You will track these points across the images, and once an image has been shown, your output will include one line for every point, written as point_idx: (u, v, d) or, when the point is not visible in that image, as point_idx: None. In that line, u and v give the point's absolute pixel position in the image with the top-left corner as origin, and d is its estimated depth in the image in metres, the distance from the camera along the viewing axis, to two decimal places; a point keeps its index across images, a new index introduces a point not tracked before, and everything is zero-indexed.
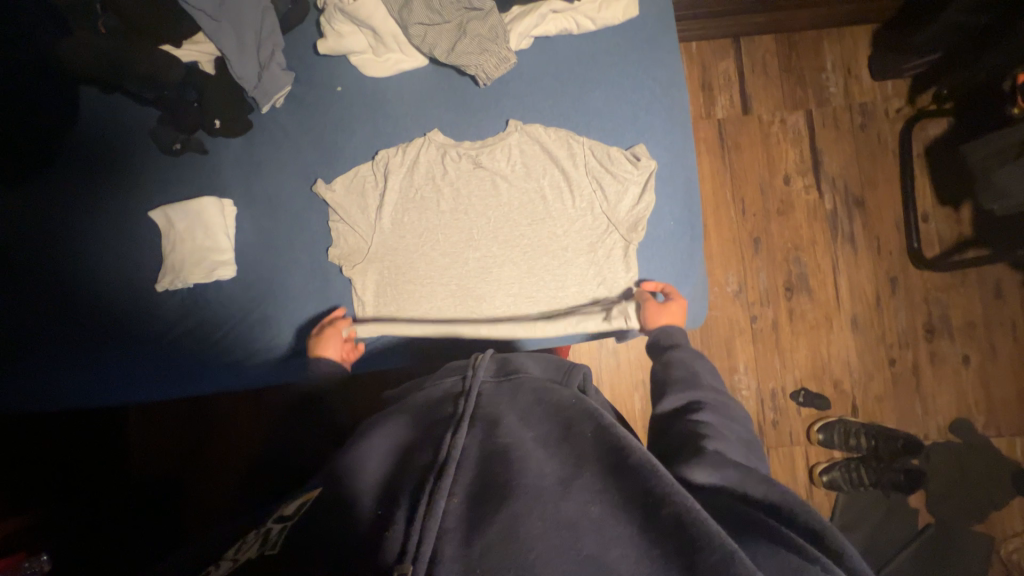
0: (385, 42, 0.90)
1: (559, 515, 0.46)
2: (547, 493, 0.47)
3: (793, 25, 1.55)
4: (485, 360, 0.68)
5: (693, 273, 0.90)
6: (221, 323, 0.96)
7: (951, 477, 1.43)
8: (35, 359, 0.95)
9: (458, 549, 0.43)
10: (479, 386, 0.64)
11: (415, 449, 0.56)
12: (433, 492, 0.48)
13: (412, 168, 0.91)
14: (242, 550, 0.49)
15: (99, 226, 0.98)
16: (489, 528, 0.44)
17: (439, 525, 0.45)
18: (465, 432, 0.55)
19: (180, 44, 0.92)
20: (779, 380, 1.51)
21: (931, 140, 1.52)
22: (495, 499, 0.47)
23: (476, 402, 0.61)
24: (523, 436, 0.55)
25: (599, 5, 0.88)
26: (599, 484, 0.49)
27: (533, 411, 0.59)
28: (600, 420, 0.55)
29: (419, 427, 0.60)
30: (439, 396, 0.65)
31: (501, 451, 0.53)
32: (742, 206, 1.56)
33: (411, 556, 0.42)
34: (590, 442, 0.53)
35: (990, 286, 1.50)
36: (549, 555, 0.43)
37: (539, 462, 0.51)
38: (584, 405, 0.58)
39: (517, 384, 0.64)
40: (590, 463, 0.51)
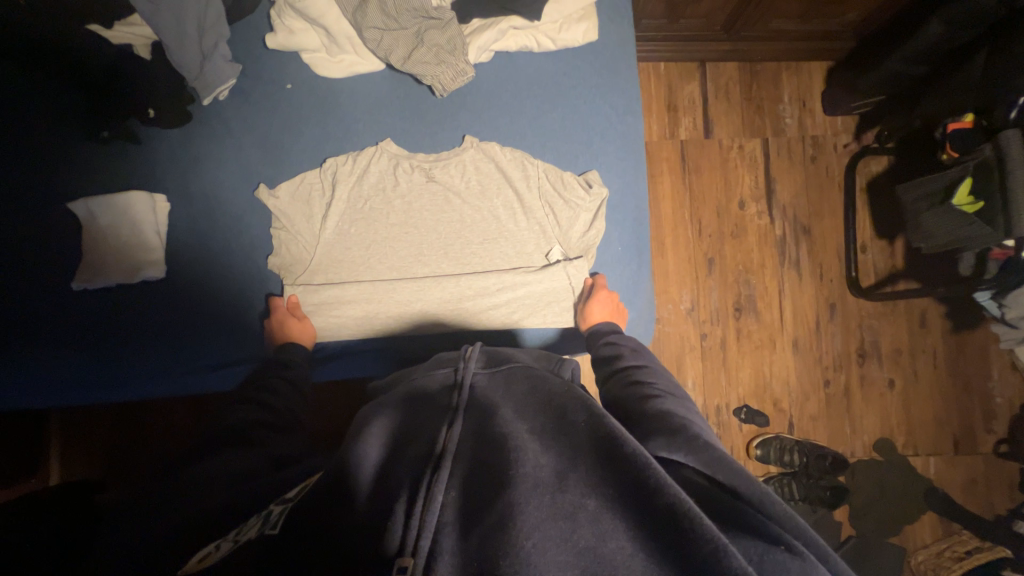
0: (339, 42, 0.87)
1: (555, 506, 0.43)
2: (542, 484, 0.44)
3: (755, 55, 1.61)
4: (474, 352, 0.66)
5: (638, 299, 0.91)
6: (144, 325, 0.89)
7: (873, 492, 1.53)
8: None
9: (456, 543, 0.42)
10: (473, 379, 0.62)
11: (409, 439, 0.54)
12: (431, 485, 0.46)
13: (362, 178, 0.88)
14: (243, 531, 0.49)
15: (8, 209, 0.89)
16: (485, 520, 0.42)
17: (438, 518, 0.44)
18: (460, 424, 0.53)
19: (111, 25, 0.85)
20: (724, 396, 1.57)
21: (872, 176, 1.62)
22: (492, 491, 0.45)
23: (470, 394, 0.59)
24: (517, 425, 0.52)
25: (560, 27, 0.88)
26: (594, 474, 0.45)
27: (529, 399, 0.56)
28: (592, 406, 0.51)
29: (411, 418, 0.58)
30: (434, 387, 0.63)
31: (496, 441, 0.50)
32: (698, 227, 1.61)
33: (411, 551, 0.41)
34: (582, 429, 0.49)
35: (917, 316, 1.62)
36: (547, 547, 0.40)
37: (533, 451, 0.48)
38: (576, 393, 0.54)
39: (512, 373, 0.62)
40: (584, 451, 0.47)
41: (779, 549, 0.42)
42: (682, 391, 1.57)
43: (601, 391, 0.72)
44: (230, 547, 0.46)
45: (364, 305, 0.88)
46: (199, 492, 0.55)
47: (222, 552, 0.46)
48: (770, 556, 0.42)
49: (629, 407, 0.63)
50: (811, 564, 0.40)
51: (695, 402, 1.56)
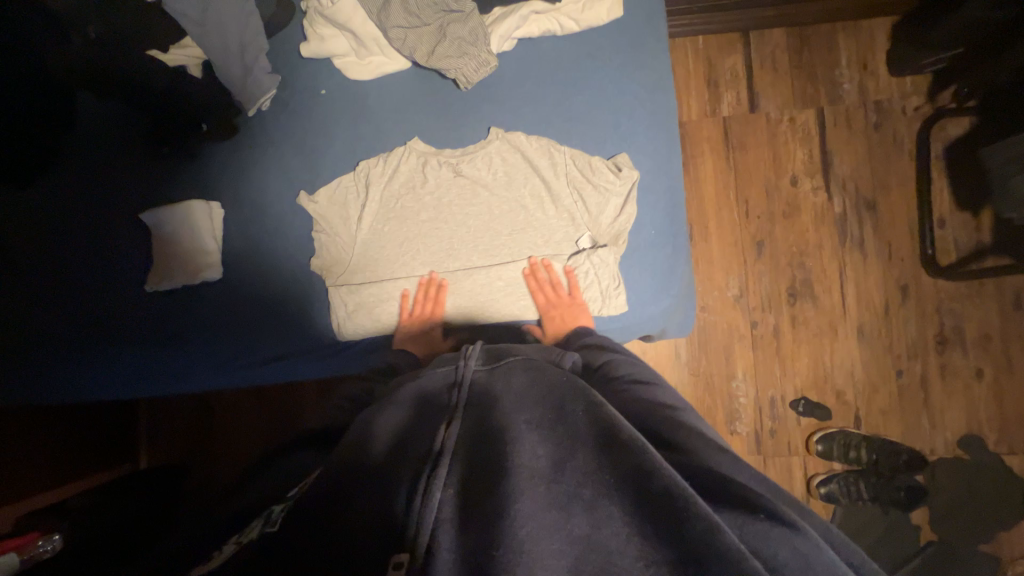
0: (366, 45, 0.90)
1: (551, 496, 0.45)
2: (539, 474, 0.46)
3: (806, 18, 1.48)
4: (475, 351, 0.70)
5: (674, 286, 0.87)
6: (206, 322, 0.97)
7: (958, 494, 1.38)
8: (36, 351, 0.98)
9: (454, 539, 0.44)
10: (471, 376, 0.64)
11: (415, 433, 0.57)
12: (429, 482, 0.49)
13: (392, 177, 0.91)
14: (246, 533, 0.53)
15: (93, 222, 1.00)
16: (486, 512, 0.44)
17: (436, 514, 0.46)
18: (459, 422, 0.56)
19: (167, 49, 0.94)
20: (779, 388, 1.47)
21: (951, 141, 1.44)
22: (491, 483, 0.47)
23: (469, 391, 0.62)
24: (516, 416, 0.54)
25: (583, 6, 0.86)
26: (592, 463, 0.47)
27: (527, 390, 0.58)
28: (590, 398, 0.54)
29: (416, 413, 0.61)
30: (435, 383, 0.66)
31: (496, 434, 0.52)
32: (745, 208, 1.51)
33: (410, 544, 0.44)
34: (581, 421, 0.52)
35: (1011, 297, 1.42)
36: (541, 536, 0.42)
37: (531, 441, 0.50)
38: (577, 385, 0.56)
39: (510, 367, 0.65)
40: (581, 443, 0.49)
41: (761, 518, 0.41)
42: (731, 383, 1.48)
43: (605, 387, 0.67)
44: (231, 550, 0.50)
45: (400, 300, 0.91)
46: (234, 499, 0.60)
47: (225, 554, 0.50)
48: (752, 524, 0.41)
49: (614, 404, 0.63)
50: (807, 538, 0.40)
51: (745, 394, 1.47)
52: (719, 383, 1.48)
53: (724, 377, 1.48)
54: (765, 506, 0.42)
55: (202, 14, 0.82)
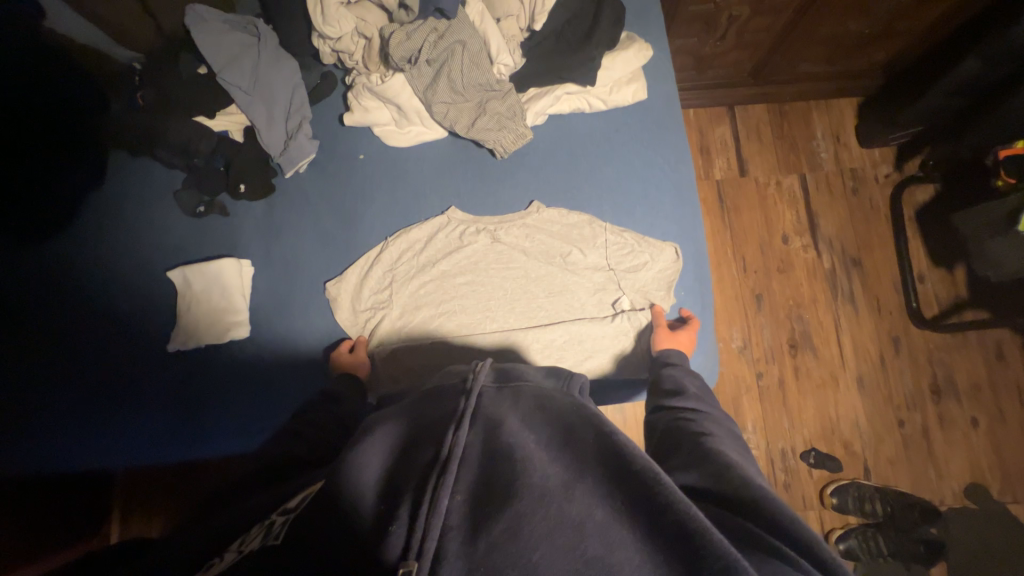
0: (409, 116, 0.95)
1: (561, 516, 0.43)
2: (552, 493, 0.44)
3: (783, 97, 1.66)
4: (486, 365, 0.63)
5: (706, 346, 0.89)
6: (225, 385, 0.93)
7: (972, 547, 1.38)
8: (36, 426, 0.93)
9: (462, 547, 0.42)
10: (480, 390, 0.57)
11: (416, 445, 0.52)
12: (436, 489, 0.45)
13: (430, 242, 0.95)
14: (247, 542, 0.50)
15: (117, 280, 0.99)
16: (493, 525, 0.42)
17: (443, 522, 0.43)
18: (468, 426, 0.51)
19: (214, 115, 0.97)
20: (789, 440, 1.48)
21: (920, 205, 1.59)
22: (498, 500, 0.44)
23: (476, 403, 0.55)
24: (526, 438, 0.50)
25: (610, 89, 0.95)
26: (602, 487, 0.46)
27: (536, 412, 0.54)
28: (602, 424, 0.51)
29: (416, 425, 0.55)
30: (441, 393, 0.59)
31: (504, 451, 0.48)
32: (742, 264, 1.60)
33: (414, 554, 0.41)
34: (593, 446, 0.49)
35: (991, 348, 1.52)
36: (553, 557, 0.40)
37: (542, 459, 0.47)
38: (584, 407, 0.54)
39: (520, 390, 0.58)
40: (591, 469, 0.47)
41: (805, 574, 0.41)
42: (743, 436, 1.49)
43: (651, 420, 0.72)
44: (233, 558, 0.48)
45: (436, 362, 0.90)
46: (237, 512, 0.57)
47: (227, 561, 0.48)
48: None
49: (671, 442, 0.64)
50: None
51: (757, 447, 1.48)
52: None
53: None
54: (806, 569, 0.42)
55: (253, 85, 0.92)
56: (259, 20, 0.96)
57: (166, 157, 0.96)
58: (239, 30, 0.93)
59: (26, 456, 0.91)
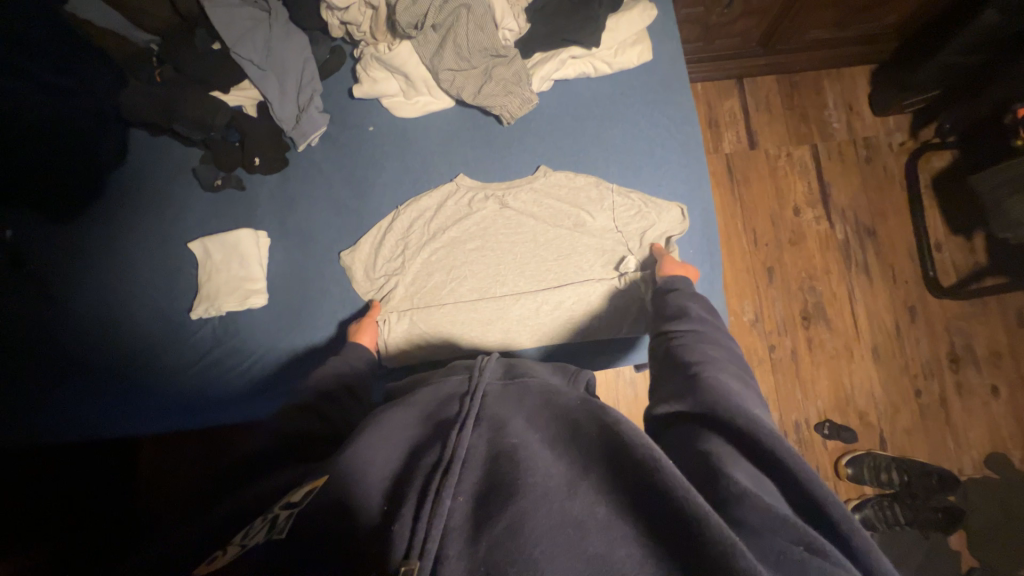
0: (416, 86, 0.97)
1: (563, 514, 0.43)
2: (553, 491, 0.45)
3: (793, 67, 1.64)
4: (490, 364, 0.67)
5: (714, 303, 0.89)
6: (246, 352, 0.96)
7: (993, 515, 1.36)
8: (59, 392, 0.97)
9: (464, 547, 0.42)
10: (484, 388, 0.61)
11: (423, 447, 0.54)
12: (438, 490, 0.46)
13: (439, 210, 0.97)
14: (249, 535, 0.50)
15: (140, 256, 1.03)
16: (495, 525, 0.43)
17: (446, 522, 0.44)
18: (472, 428, 0.53)
19: (229, 89, 1.01)
20: (803, 412, 1.47)
21: (936, 172, 1.56)
22: (500, 497, 0.45)
23: (480, 403, 0.58)
24: (529, 436, 0.52)
25: (615, 52, 0.96)
26: (604, 484, 0.46)
27: (540, 412, 0.57)
28: (604, 420, 0.52)
29: (425, 428, 0.58)
30: (447, 395, 0.63)
31: (507, 452, 0.50)
32: (753, 237, 1.59)
33: (416, 555, 0.41)
34: (596, 444, 0.50)
35: (1012, 315, 1.49)
36: (554, 554, 0.41)
37: (545, 459, 0.49)
38: (589, 407, 0.56)
39: (525, 389, 0.62)
40: (595, 466, 0.48)
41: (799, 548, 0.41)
42: None
43: (652, 343, 0.73)
44: (236, 551, 0.48)
45: (448, 325, 0.92)
46: (241, 499, 0.56)
47: (229, 555, 0.47)
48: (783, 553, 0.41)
49: (672, 365, 0.65)
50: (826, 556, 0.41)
51: (770, 418, 1.47)
52: None
53: None
54: (801, 537, 0.42)
55: (265, 60, 0.95)
56: None
57: (184, 131, 0.99)
58: (251, 6, 0.95)
59: (59, 429, 0.95)
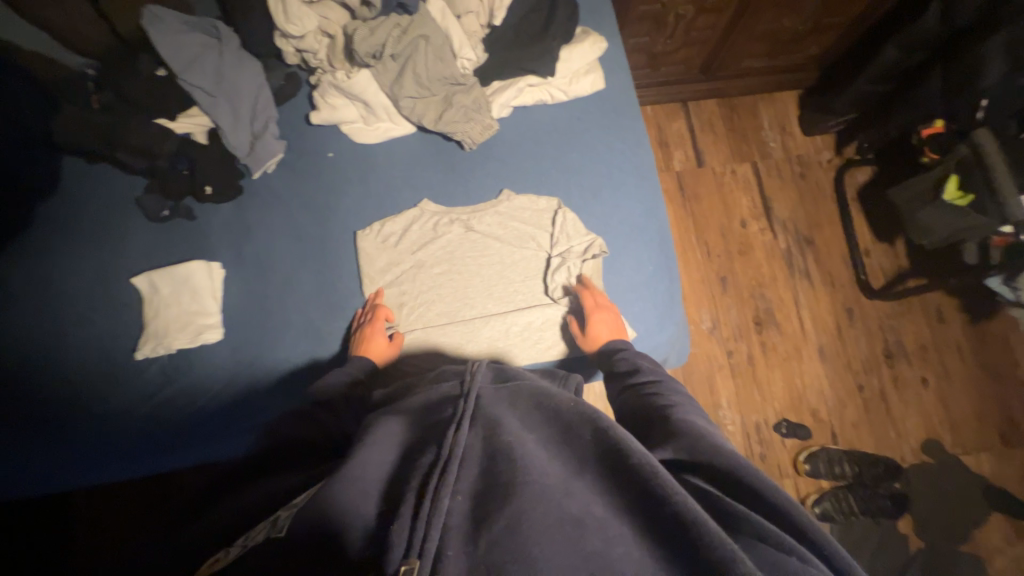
0: (376, 112, 0.97)
1: (561, 512, 0.44)
2: (551, 489, 0.46)
3: (731, 92, 1.77)
4: (482, 367, 0.67)
5: (675, 317, 0.94)
6: (203, 390, 0.90)
7: (932, 497, 1.48)
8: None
9: (463, 546, 0.42)
10: (479, 390, 0.61)
11: (419, 450, 0.54)
12: (436, 490, 0.46)
13: (404, 235, 0.96)
14: (252, 536, 0.47)
15: (75, 292, 0.95)
16: (494, 523, 0.43)
17: (444, 522, 0.44)
18: (469, 429, 0.54)
19: (175, 117, 0.96)
20: (761, 413, 1.55)
21: (860, 185, 1.72)
22: (498, 497, 0.45)
23: (476, 404, 0.58)
24: (525, 437, 0.52)
25: (569, 80, 1.00)
26: (599, 486, 0.48)
27: (533, 414, 0.58)
28: (596, 420, 0.53)
29: (419, 432, 0.58)
30: (441, 400, 0.63)
31: (503, 452, 0.50)
32: (706, 249, 1.68)
33: (416, 552, 0.41)
34: (589, 443, 0.52)
35: (933, 312, 1.65)
36: (553, 552, 0.41)
37: (542, 460, 0.50)
38: (578, 405, 0.56)
39: (517, 391, 0.62)
40: (589, 465, 0.50)
41: (791, 559, 0.42)
42: (718, 412, 1.55)
43: (619, 403, 0.73)
44: (237, 552, 0.44)
45: (417, 351, 0.90)
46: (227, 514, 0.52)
47: (230, 556, 0.44)
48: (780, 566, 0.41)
49: (644, 417, 0.65)
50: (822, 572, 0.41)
51: (732, 421, 1.54)
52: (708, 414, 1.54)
53: (711, 407, 1.55)
54: (792, 548, 0.42)
55: (215, 86, 0.92)
56: (220, 21, 0.96)
57: (126, 159, 0.94)
58: (199, 32, 0.93)
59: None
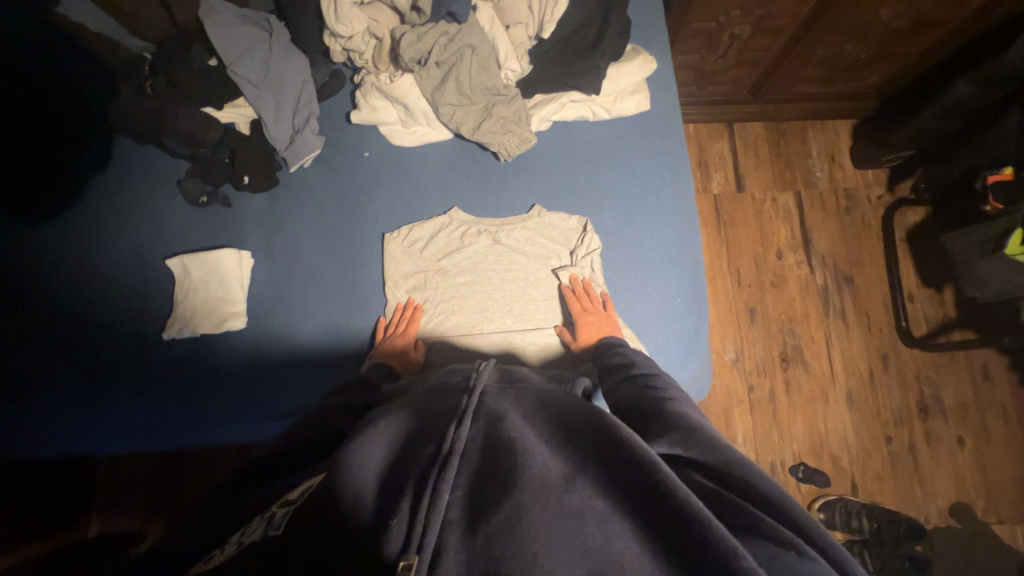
0: (415, 117, 0.97)
1: (561, 506, 0.42)
2: (550, 485, 0.44)
3: (780, 116, 1.70)
4: (489, 367, 0.62)
5: (699, 352, 0.90)
6: (223, 375, 0.92)
7: (956, 564, 1.39)
8: (34, 399, 0.92)
9: (462, 539, 0.42)
10: (484, 386, 0.58)
11: (417, 442, 0.51)
12: (435, 483, 0.45)
13: (431, 241, 0.96)
14: (247, 533, 0.47)
15: (114, 267, 0.99)
16: (493, 519, 0.42)
17: (444, 515, 0.43)
18: (469, 421, 0.51)
19: (223, 106, 0.99)
20: (778, 453, 1.49)
21: (911, 226, 1.63)
22: (497, 492, 0.44)
23: (479, 398, 0.55)
24: (528, 433, 0.49)
25: (614, 99, 0.98)
26: (603, 482, 0.45)
27: (538, 410, 0.54)
28: (602, 417, 0.49)
29: (418, 422, 0.55)
30: (444, 389, 0.60)
31: (504, 446, 0.48)
32: (737, 277, 1.62)
33: (415, 548, 0.41)
34: (594, 441, 0.48)
35: (978, 368, 1.55)
36: (552, 549, 0.40)
37: (543, 454, 0.47)
38: (587, 406, 0.52)
39: (523, 391, 0.58)
40: (593, 460, 0.46)
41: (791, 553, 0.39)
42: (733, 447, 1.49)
43: (616, 394, 0.67)
44: (231, 551, 0.45)
45: (432, 360, 0.90)
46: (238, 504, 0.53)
47: (226, 553, 0.45)
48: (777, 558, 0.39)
49: (642, 409, 0.60)
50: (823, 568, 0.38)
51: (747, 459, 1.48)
52: None
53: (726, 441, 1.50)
54: (787, 539, 0.39)
55: (262, 79, 0.93)
56: (274, 17, 0.98)
57: (173, 145, 0.97)
58: (252, 26, 0.94)
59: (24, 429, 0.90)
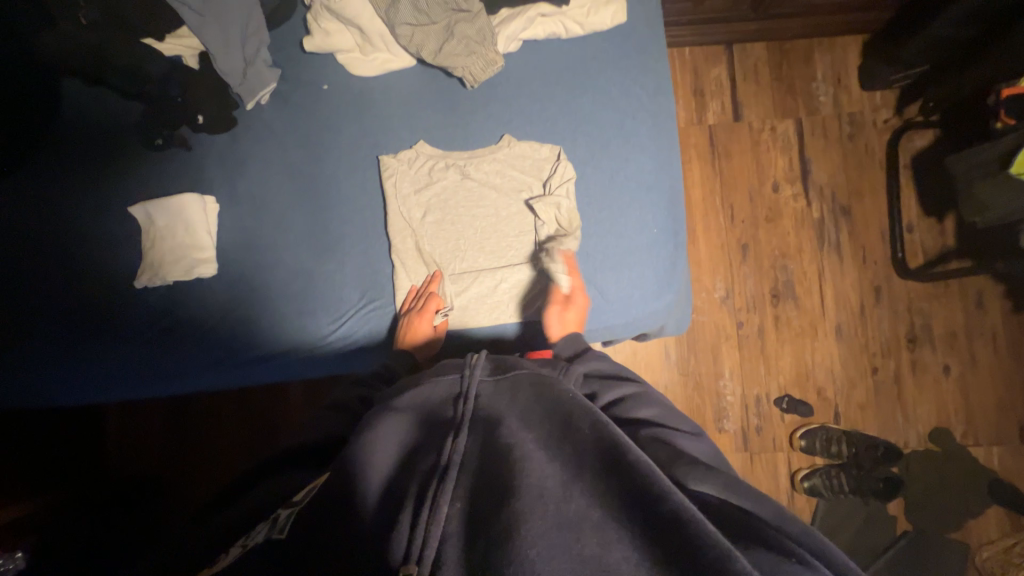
0: (372, 41, 0.91)
1: (559, 516, 0.42)
2: (547, 492, 0.44)
3: (783, 34, 1.56)
4: (480, 359, 0.66)
5: (675, 283, 0.89)
6: (201, 321, 0.93)
7: (931, 484, 1.45)
8: (23, 355, 0.94)
9: (459, 554, 0.43)
10: (477, 387, 0.61)
11: (420, 450, 0.54)
12: (435, 497, 0.47)
13: (396, 178, 0.91)
14: (252, 536, 0.49)
15: (79, 218, 0.97)
16: (489, 531, 0.43)
17: (443, 529, 0.45)
18: (466, 434, 0.53)
19: (162, 38, 0.91)
20: (764, 386, 1.52)
21: (917, 151, 1.54)
22: (492, 500, 0.45)
23: (475, 403, 0.58)
24: (521, 434, 0.51)
25: (588, 11, 0.89)
26: (597, 481, 0.45)
27: (534, 407, 0.55)
28: (597, 418, 0.50)
29: (420, 429, 0.58)
30: (443, 391, 0.62)
31: (500, 453, 0.49)
32: (730, 213, 1.57)
33: (415, 560, 0.43)
34: (588, 442, 0.48)
35: (972, 297, 1.53)
36: (550, 555, 0.40)
37: (537, 456, 0.48)
38: (580, 401, 0.54)
39: (517, 381, 0.61)
40: (587, 459, 0.47)
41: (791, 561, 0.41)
42: (719, 382, 1.52)
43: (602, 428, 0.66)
44: (236, 554, 0.47)
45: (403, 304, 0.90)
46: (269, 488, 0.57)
47: (230, 558, 0.47)
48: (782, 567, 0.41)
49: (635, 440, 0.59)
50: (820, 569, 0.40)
51: (732, 392, 1.51)
52: (708, 383, 1.52)
53: (712, 376, 1.52)
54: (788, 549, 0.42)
55: None
56: None
57: (116, 83, 0.91)
58: None
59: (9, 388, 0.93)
